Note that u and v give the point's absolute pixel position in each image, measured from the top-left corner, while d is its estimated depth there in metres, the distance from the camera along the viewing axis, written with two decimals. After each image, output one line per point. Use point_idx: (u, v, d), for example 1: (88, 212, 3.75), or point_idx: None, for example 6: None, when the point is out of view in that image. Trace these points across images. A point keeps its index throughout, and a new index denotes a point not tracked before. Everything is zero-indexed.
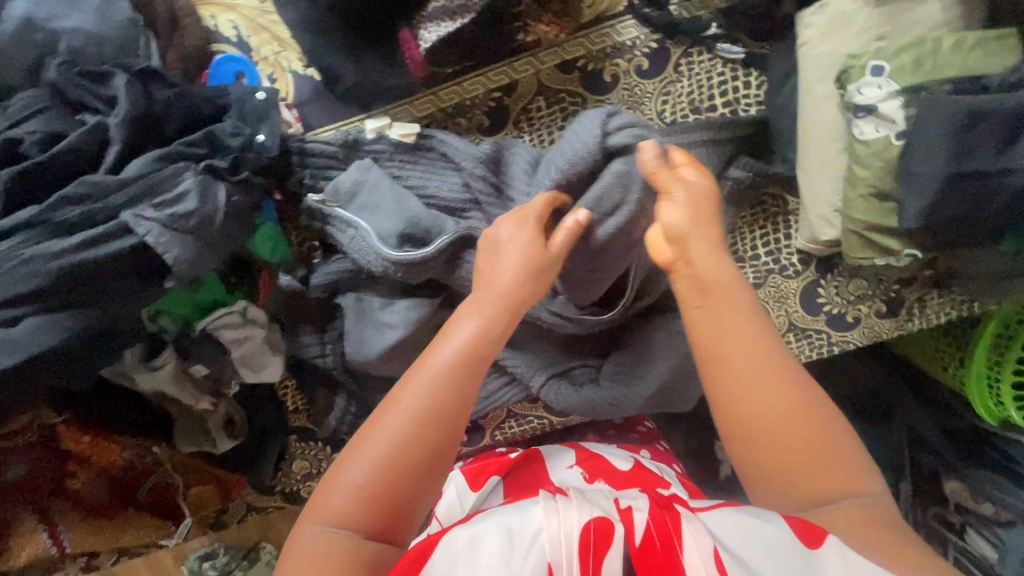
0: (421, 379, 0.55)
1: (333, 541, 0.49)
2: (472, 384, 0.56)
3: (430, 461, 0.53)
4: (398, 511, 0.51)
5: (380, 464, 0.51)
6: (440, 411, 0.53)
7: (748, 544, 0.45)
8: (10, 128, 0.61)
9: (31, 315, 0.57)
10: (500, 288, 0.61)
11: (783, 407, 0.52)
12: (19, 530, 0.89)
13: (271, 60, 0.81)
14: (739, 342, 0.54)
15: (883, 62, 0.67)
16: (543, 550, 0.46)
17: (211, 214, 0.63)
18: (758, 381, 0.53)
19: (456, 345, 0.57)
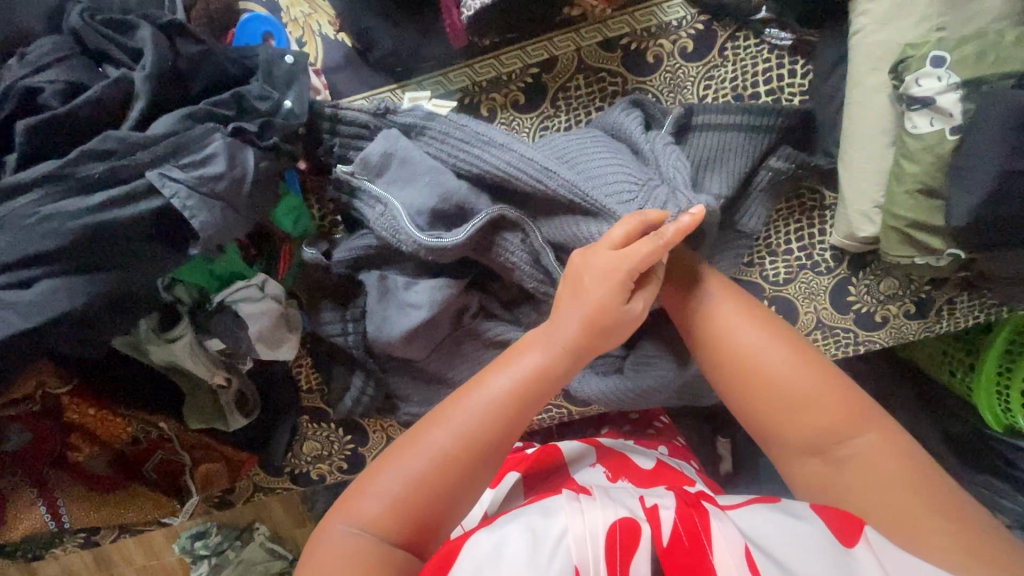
0: (467, 408, 0.54)
1: (359, 540, 0.50)
2: (526, 418, 0.56)
3: (467, 486, 0.53)
4: (429, 525, 0.52)
5: (415, 479, 0.51)
6: (487, 446, 0.54)
7: (776, 538, 0.47)
8: (29, 75, 0.57)
9: (49, 277, 0.53)
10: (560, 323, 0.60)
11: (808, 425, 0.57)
12: (16, 503, 0.86)
13: (300, 23, 0.78)
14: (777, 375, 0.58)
15: (945, 53, 0.65)
16: (569, 552, 0.46)
17: (239, 177, 0.59)
18: (790, 399, 0.58)
19: (510, 379, 0.56)
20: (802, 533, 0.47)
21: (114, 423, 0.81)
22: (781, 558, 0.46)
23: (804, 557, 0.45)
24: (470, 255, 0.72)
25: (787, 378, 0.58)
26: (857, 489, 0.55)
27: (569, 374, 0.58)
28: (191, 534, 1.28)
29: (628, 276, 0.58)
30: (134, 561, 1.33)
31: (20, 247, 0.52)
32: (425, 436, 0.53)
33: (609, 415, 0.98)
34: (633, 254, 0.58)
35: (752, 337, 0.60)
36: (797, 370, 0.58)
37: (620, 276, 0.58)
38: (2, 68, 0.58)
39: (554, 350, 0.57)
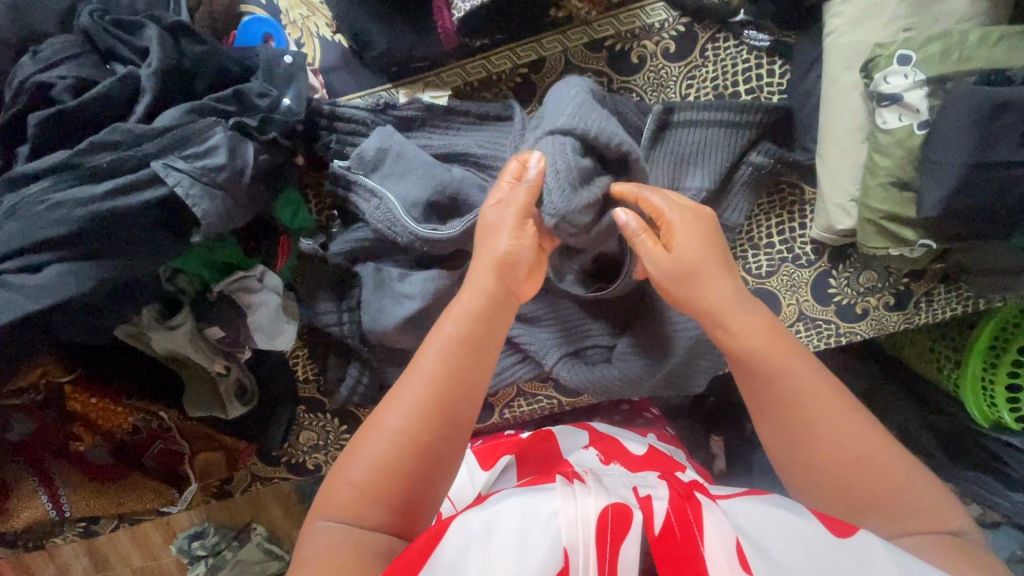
0: (415, 379, 0.55)
1: (338, 534, 0.50)
2: (478, 373, 0.56)
3: (437, 458, 0.53)
4: (408, 505, 0.52)
5: (382, 461, 0.52)
6: (439, 416, 0.53)
7: (770, 533, 0.47)
8: (41, 72, 0.60)
9: (58, 261, 0.56)
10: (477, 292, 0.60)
11: (834, 454, 0.53)
12: (18, 493, 0.87)
13: (299, 25, 0.81)
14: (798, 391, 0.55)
15: (911, 51, 0.68)
16: (558, 532, 0.47)
17: (240, 170, 0.62)
18: (807, 428, 0.55)
19: (447, 337, 0.57)
20: (795, 529, 0.47)
21: (114, 412, 0.83)
22: (770, 551, 0.46)
23: (795, 551, 0.45)
24: (462, 245, 0.76)
25: (815, 418, 0.54)
26: (889, 517, 0.52)
27: (501, 320, 0.60)
28: (188, 533, 1.29)
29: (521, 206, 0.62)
30: (130, 562, 1.34)
31: (31, 232, 0.55)
32: (381, 420, 0.53)
33: (600, 406, 1.00)
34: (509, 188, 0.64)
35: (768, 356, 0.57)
36: (821, 398, 0.55)
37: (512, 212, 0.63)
38: (16, 65, 0.61)
39: (476, 295, 0.59)
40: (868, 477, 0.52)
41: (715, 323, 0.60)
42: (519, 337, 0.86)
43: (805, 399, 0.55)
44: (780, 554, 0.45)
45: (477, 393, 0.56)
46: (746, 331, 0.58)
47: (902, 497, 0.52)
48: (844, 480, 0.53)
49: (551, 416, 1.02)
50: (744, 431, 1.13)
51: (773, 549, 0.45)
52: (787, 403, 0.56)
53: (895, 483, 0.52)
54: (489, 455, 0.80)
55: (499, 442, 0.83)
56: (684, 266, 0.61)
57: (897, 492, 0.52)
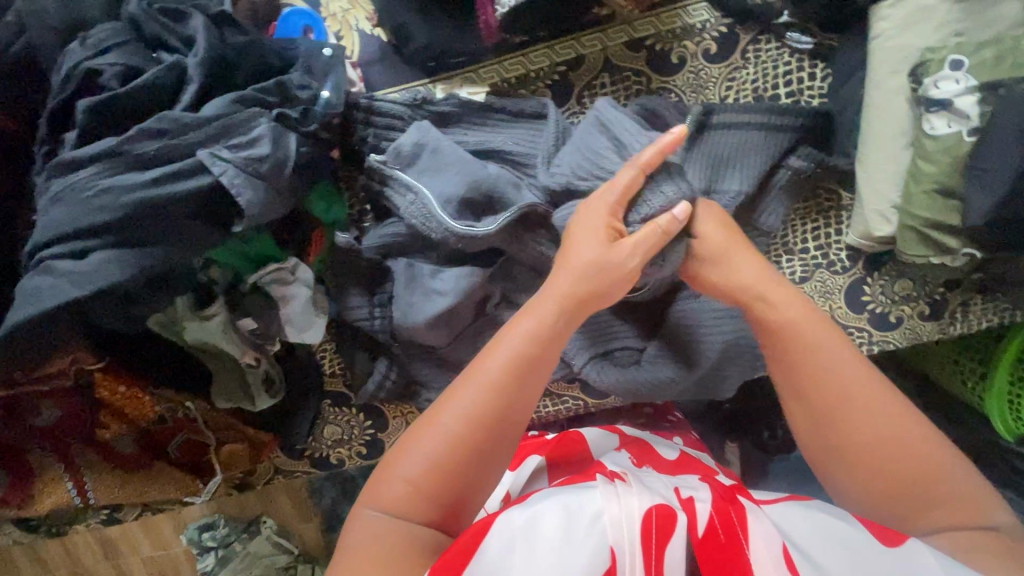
0: (471, 389, 0.53)
1: (383, 526, 0.50)
2: (531, 387, 0.55)
3: (486, 463, 0.52)
4: (453, 506, 0.51)
5: (434, 465, 0.51)
6: (497, 417, 0.53)
7: (823, 543, 0.44)
8: (90, 58, 0.60)
9: (101, 248, 0.56)
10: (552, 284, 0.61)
11: (861, 442, 0.52)
12: (44, 478, 0.90)
13: (339, 18, 0.82)
14: (844, 373, 0.54)
15: (963, 57, 0.67)
16: (604, 533, 0.45)
17: (283, 160, 0.62)
18: (848, 404, 0.53)
19: (510, 354, 0.55)
20: (838, 534, 0.45)
21: (140, 402, 0.83)
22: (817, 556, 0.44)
23: (842, 557, 0.43)
24: (496, 244, 0.75)
25: (863, 397, 0.53)
26: (928, 509, 0.49)
27: (562, 338, 0.59)
28: (200, 524, 1.28)
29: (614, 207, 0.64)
30: (141, 550, 1.34)
31: (78, 219, 0.55)
32: (433, 422, 0.52)
33: (624, 408, 0.99)
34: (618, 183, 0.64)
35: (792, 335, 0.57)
36: (855, 380, 0.54)
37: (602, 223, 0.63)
38: (65, 51, 0.62)
39: (543, 313, 0.58)
40: (892, 460, 0.51)
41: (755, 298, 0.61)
42: None
43: (836, 384, 0.54)
44: (829, 560, 0.43)
45: (536, 398, 0.55)
46: (789, 304, 0.59)
47: (940, 483, 0.49)
48: (876, 466, 0.51)
49: (574, 418, 1.01)
50: (763, 438, 1.10)
51: (821, 555, 0.44)
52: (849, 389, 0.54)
53: (924, 469, 0.50)
54: (516, 456, 0.79)
55: (526, 444, 0.82)
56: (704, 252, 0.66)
57: (926, 477, 0.50)
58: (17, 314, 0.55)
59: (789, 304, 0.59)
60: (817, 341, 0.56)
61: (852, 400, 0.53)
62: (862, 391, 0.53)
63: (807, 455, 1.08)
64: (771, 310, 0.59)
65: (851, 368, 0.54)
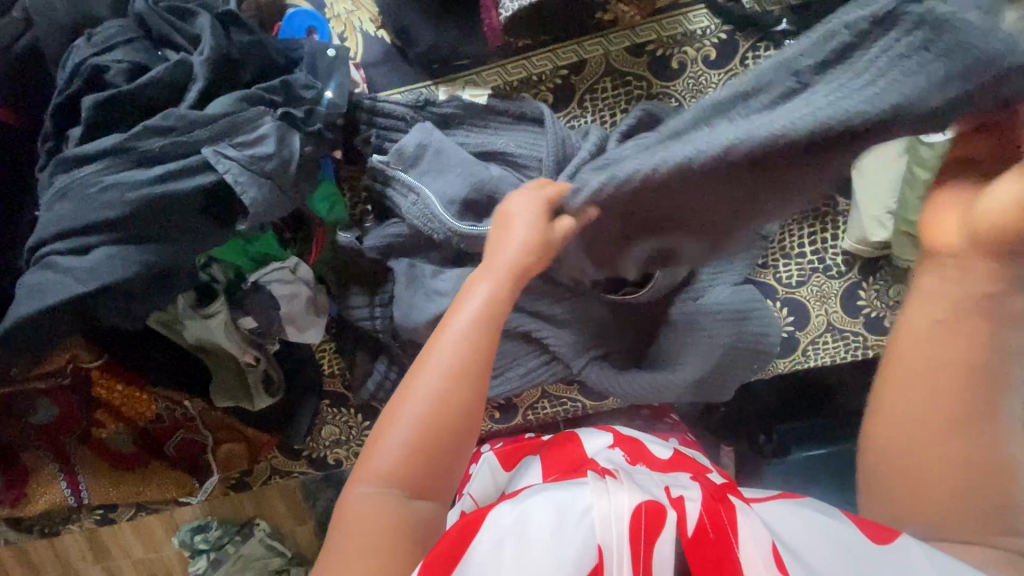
0: (441, 349, 0.54)
1: (381, 504, 0.51)
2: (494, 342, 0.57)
3: (465, 420, 0.54)
4: (441, 467, 0.53)
5: (419, 429, 0.52)
6: (470, 372, 0.54)
7: (813, 544, 0.45)
8: (97, 55, 0.60)
9: (104, 244, 0.56)
10: (507, 257, 0.60)
11: (964, 458, 0.47)
12: (38, 477, 0.89)
13: (343, 19, 0.82)
14: (1008, 384, 0.45)
15: None
16: (592, 529, 0.46)
17: (287, 159, 0.63)
18: (987, 420, 0.46)
19: (473, 312, 0.57)
20: (828, 534, 0.46)
21: (138, 399, 0.83)
22: (808, 557, 0.44)
23: (828, 556, 0.44)
24: None
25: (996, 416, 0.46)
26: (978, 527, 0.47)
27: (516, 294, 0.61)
28: (192, 526, 1.27)
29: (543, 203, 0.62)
30: (133, 551, 1.33)
31: (81, 216, 0.55)
32: (415, 386, 0.54)
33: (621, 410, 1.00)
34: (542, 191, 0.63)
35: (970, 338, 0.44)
36: (1001, 404, 0.46)
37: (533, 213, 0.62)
38: (71, 47, 0.62)
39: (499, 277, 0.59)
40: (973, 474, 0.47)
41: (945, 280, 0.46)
42: (546, 339, 0.85)
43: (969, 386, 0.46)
44: (819, 562, 0.44)
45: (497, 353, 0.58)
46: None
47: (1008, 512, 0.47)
48: (963, 480, 0.47)
49: (572, 419, 1.02)
50: (757, 441, 1.11)
51: (810, 555, 0.44)
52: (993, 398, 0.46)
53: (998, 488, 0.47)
54: (511, 456, 0.81)
55: (524, 444, 0.82)
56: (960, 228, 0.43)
57: (997, 500, 0.47)
58: (20, 309, 0.55)
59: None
60: (1010, 345, 0.44)
61: (982, 416, 0.46)
62: (992, 407, 0.46)
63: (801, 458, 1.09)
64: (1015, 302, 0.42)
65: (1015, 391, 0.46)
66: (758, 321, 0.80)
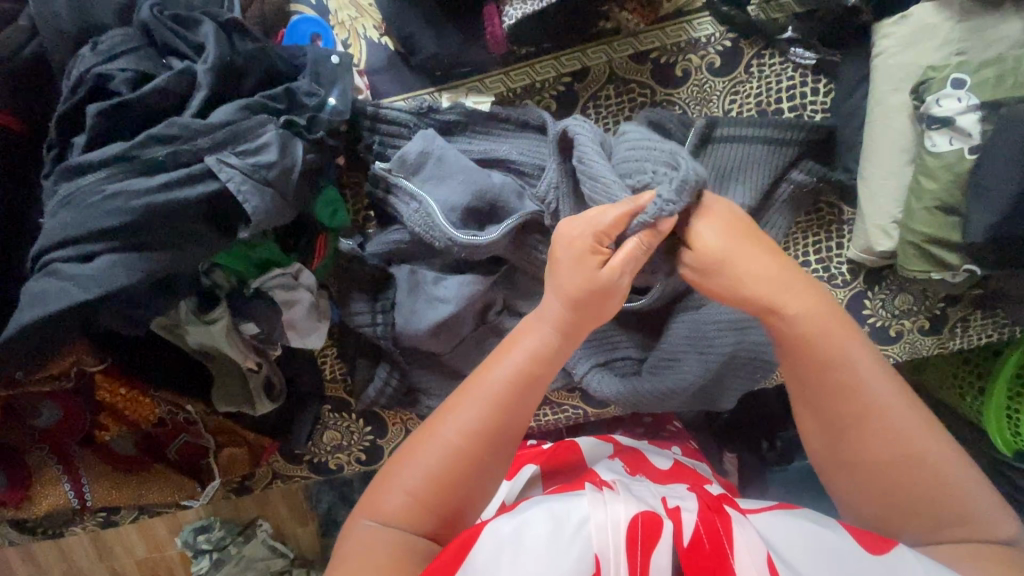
0: (471, 402, 0.53)
1: (379, 538, 0.50)
2: (529, 402, 0.55)
3: (482, 472, 0.53)
4: (451, 518, 0.52)
5: (432, 475, 0.51)
6: (496, 432, 0.53)
7: (808, 555, 0.45)
8: (101, 63, 0.61)
9: (109, 252, 0.56)
10: (553, 309, 0.58)
11: (875, 453, 0.52)
12: (41, 480, 0.89)
13: (347, 25, 0.82)
14: (865, 383, 0.53)
15: (965, 75, 0.68)
16: (589, 540, 0.45)
17: (289, 166, 0.63)
18: (866, 417, 0.53)
19: (512, 369, 0.55)
20: (826, 545, 0.45)
21: (141, 403, 0.84)
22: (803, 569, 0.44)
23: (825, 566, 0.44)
24: (500, 253, 0.76)
25: (882, 408, 0.52)
26: (919, 517, 0.51)
27: (563, 356, 0.58)
28: (194, 527, 1.27)
29: (595, 243, 0.58)
30: (135, 552, 1.33)
31: (85, 223, 0.56)
32: (436, 433, 0.53)
33: (623, 417, 0.99)
34: (600, 218, 0.58)
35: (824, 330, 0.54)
36: (885, 394, 0.53)
37: (587, 248, 0.57)
38: (76, 55, 0.62)
39: (546, 335, 0.57)
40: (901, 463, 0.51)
41: (773, 309, 0.55)
42: None
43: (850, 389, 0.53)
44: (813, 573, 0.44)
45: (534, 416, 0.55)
46: (819, 314, 0.55)
47: (945, 498, 0.51)
48: (881, 472, 0.52)
49: (572, 427, 1.01)
50: (761, 449, 1.09)
51: (806, 567, 0.44)
52: (857, 394, 0.53)
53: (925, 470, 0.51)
54: (512, 465, 0.77)
55: (521, 453, 0.81)
56: (710, 257, 0.57)
57: (935, 493, 0.51)
58: (22, 316, 0.55)
59: (830, 323, 0.54)
60: (834, 354, 0.54)
61: (862, 413, 0.53)
62: (878, 405, 0.52)
63: (805, 466, 1.07)
64: (796, 321, 0.54)
65: (881, 382, 0.53)
66: (760, 332, 0.78)
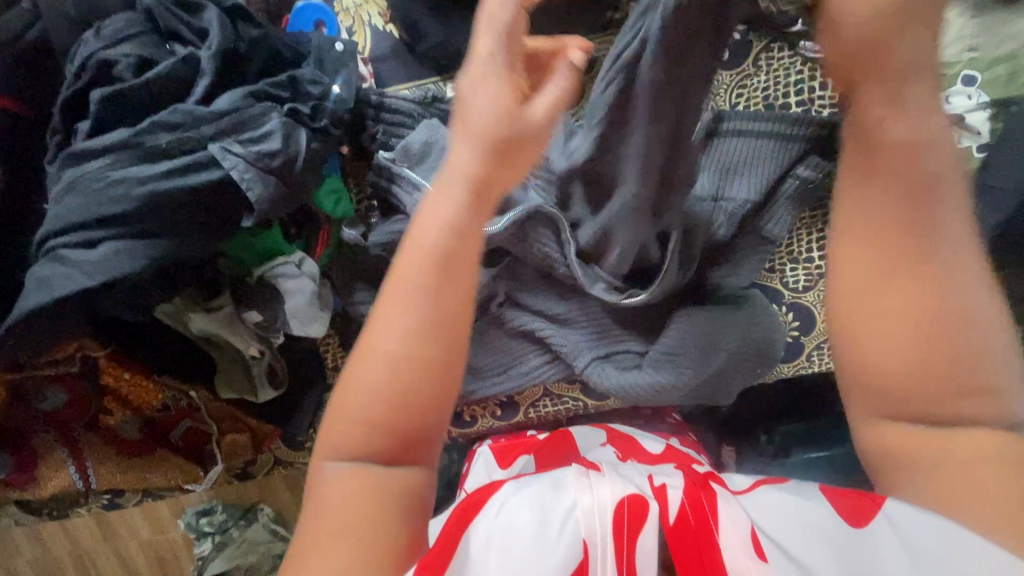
0: (393, 303, 0.47)
1: (343, 479, 0.45)
2: (459, 283, 0.48)
3: (435, 371, 0.47)
4: (411, 434, 0.47)
5: (380, 391, 0.46)
6: (435, 320, 0.47)
7: (785, 526, 0.44)
8: (105, 49, 0.61)
9: (113, 238, 0.57)
10: (468, 171, 0.50)
11: (906, 324, 0.43)
12: (48, 462, 0.91)
13: (352, 13, 0.82)
14: (949, 239, 0.42)
15: (976, 72, 0.69)
16: (577, 525, 0.45)
17: (293, 156, 0.62)
18: (916, 270, 0.42)
19: (427, 246, 0.48)
20: (804, 513, 0.44)
21: (144, 388, 0.84)
22: (786, 545, 0.43)
23: (803, 538, 0.43)
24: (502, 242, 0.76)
25: (932, 264, 0.42)
26: (937, 391, 0.42)
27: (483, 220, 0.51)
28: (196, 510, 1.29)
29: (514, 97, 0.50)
30: (139, 534, 1.35)
31: (91, 210, 0.56)
32: (373, 344, 0.47)
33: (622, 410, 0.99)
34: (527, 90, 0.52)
35: (876, 212, 0.43)
36: (953, 253, 0.42)
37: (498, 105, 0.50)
38: (80, 40, 0.62)
39: (455, 198, 0.49)
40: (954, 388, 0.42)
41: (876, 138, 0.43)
42: (550, 338, 0.85)
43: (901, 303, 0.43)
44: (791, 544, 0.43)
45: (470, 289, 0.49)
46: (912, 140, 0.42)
47: (975, 378, 0.42)
48: (915, 351, 0.42)
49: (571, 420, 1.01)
50: (759, 443, 1.09)
51: (795, 547, 0.43)
52: (915, 248, 0.43)
53: (977, 387, 0.42)
54: (509, 453, 0.80)
55: (521, 441, 0.83)
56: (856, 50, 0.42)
57: (963, 369, 0.42)
58: (27, 301, 0.56)
59: (901, 165, 0.43)
60: (914, 178, 0.42)
61: (910, 267, 0.43)
62: (942, 271, 0.42)
63: (804, 461, 1.05)
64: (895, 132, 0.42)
65: (950, 239, 0.42)
66: (761, 328, 0.79)
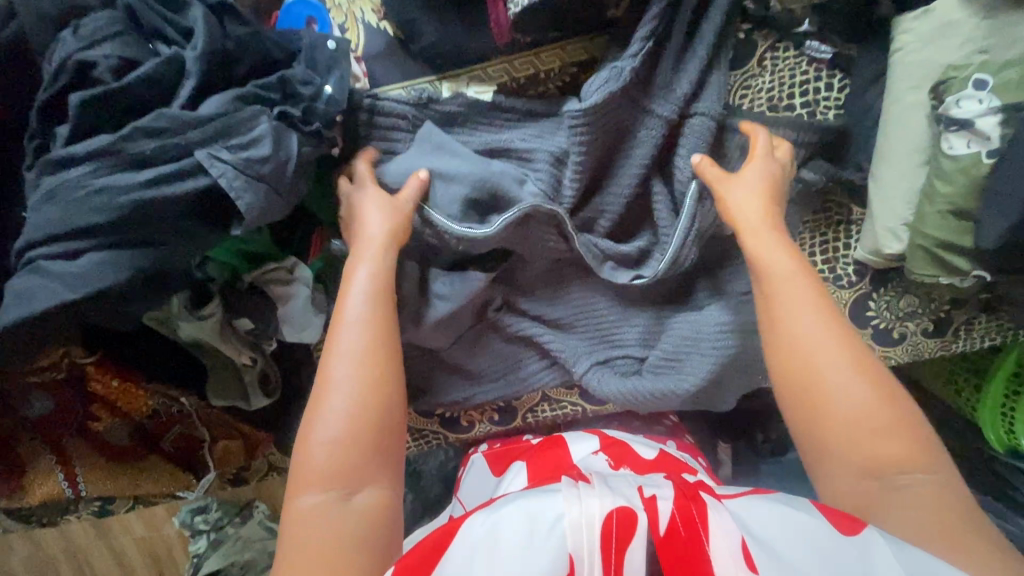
0: (342, 355, 0.60)
1: (321, 509, 0.53)
2: (390, 321, 0.63)
3: (384, 391, 0.59)
4: (375, 451, 0.57)
5: (346, 420, 0.57)
6: (380, 351, 0.61)
7: (778, 535, 0.44)
8: (83, 49, 0.58)
9: (95, 248, 0.54)
10: (382, 235, 0.67)
11: (848, 415, 0.56)
12: (35, 470, 0.88)
13: (344, 8, 0.79)
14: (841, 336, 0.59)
15: (987, 76, 0.66)
16: (563, 538, 0.44)
17: (283, 161, 0.60)
18: (828, 367, 0.58)
19: (361, 300, 0.63)
20: (796, 524, 0.45)
21: (134, 396, 0.81)
22: (777, 551, 0.43)
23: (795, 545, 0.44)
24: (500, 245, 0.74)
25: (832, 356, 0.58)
26: (884, 456, 0.55)
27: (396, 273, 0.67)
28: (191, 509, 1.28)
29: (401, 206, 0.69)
30: (134, 532, 1.35)
31: (70, 219, 0.53)
32: (328, 394, 0.58)
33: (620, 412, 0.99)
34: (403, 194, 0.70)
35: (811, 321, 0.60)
36: (850, 350, 0.59)
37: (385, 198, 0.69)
38: (58, 39, 0.60)
39: (376, 264, 0.65)
40: (893, 442, 0.55)
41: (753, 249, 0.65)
42: (549, 343, 0.83)
43: (843, 373, 0.58)
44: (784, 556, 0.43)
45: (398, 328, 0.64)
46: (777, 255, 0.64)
47: (901, 435, 0.55)
48: (851, 427, 0.56)
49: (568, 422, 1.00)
50: (756, 441, 1.09)
51: (784, 551, 0.43)
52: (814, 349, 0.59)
53: (907, 438, 0.55)
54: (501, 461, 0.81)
55: (514, 448, 0.84)
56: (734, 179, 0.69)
57: (892, 431, 0.55)
58: (7, 316, 0.53)
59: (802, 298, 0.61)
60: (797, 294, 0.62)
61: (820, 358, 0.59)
62: (858, 365, 0.58)
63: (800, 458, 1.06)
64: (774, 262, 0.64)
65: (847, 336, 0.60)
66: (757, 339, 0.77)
